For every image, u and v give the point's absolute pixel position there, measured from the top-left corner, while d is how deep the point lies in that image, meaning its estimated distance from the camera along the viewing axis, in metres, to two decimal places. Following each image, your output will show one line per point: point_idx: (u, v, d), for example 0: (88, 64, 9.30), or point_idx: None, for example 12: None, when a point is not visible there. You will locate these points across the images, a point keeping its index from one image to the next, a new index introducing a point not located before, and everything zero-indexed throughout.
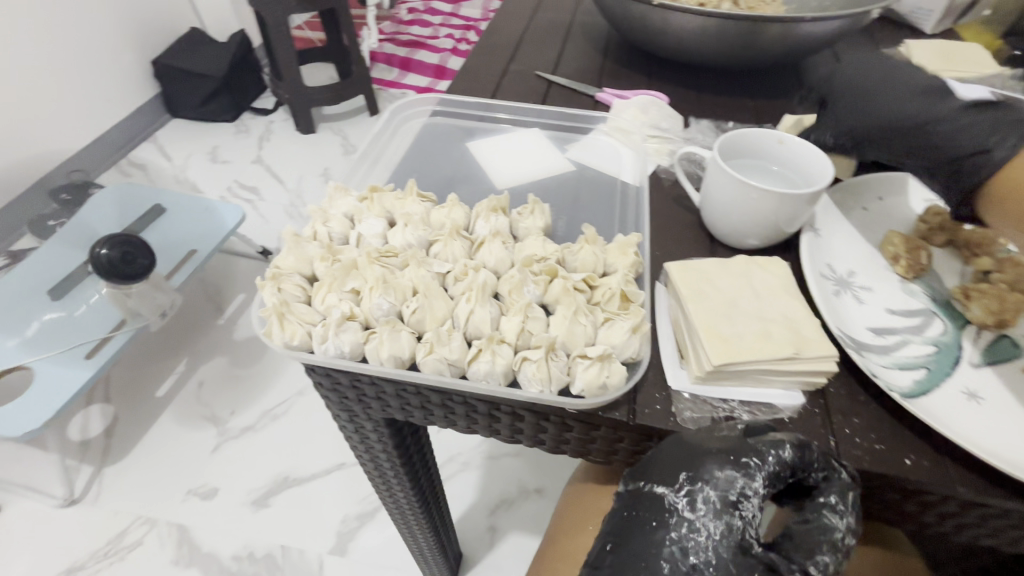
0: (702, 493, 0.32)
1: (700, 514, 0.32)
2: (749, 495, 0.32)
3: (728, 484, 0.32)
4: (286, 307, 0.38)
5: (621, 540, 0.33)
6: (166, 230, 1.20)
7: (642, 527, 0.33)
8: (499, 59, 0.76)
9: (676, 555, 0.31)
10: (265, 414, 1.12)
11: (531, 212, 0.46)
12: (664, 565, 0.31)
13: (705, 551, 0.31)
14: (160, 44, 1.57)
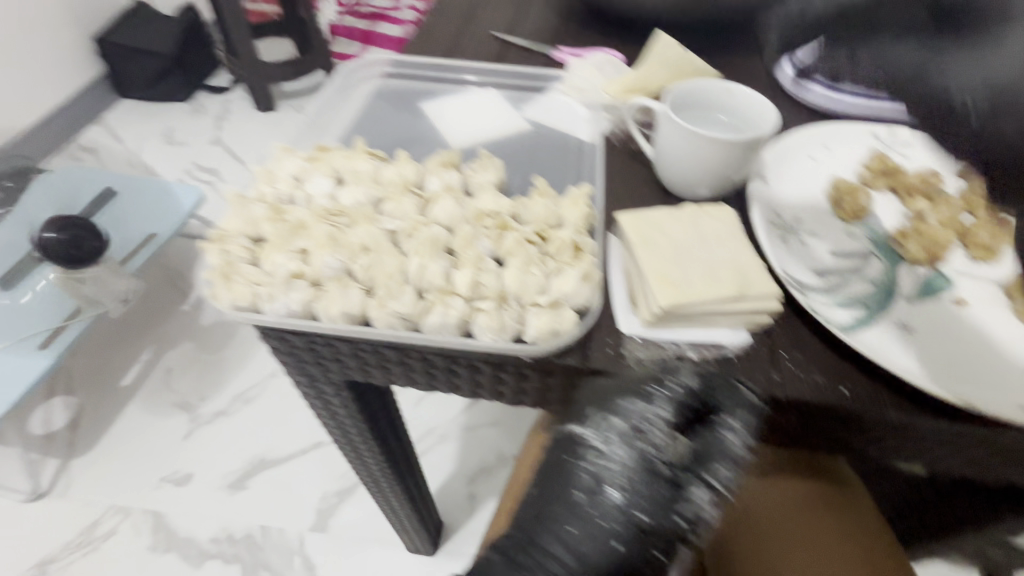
0: (612, 427, 0.34)
1: (612, 445, 0.34)
2: (652, 420, 0.34)
3: (636, 415, 0.34)
4: (231, 269, 0.38)
5: (547, 479, 0.36)
6: (119, 213, 1.15)
7: (561, 465, 0.35)
8: (455, 20, 0.74)
9: (591, 482, 0.34)
10: (237, 398, 1.10)
11: (483, 166, 0.46)
12: (581, 492, 0.34)
13: (617, 476, 0.33)
14: (102, 19, 1.48)
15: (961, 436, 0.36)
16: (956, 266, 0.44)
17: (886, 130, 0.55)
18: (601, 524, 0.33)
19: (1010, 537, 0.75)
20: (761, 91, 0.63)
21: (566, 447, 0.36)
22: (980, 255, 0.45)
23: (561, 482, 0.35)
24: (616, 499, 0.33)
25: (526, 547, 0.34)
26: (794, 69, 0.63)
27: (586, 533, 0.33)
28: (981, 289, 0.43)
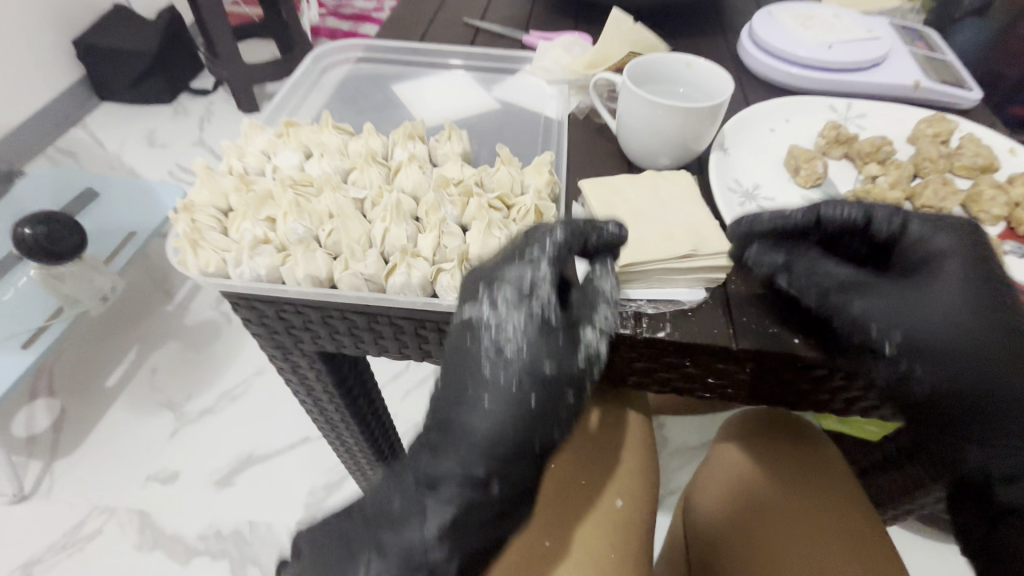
0: (499, 293, 0.35)
1: (504, 313, 0.34)
2: (536, 278, 0.35)
3: (515, 277, 0.35)
4: (198, 236, 0.38)
5: (448, 363, 0.36)
6: (101, 216, 1.14)
7: (459, 345, 0.35)
8: (430, 7, 0.75)
9: (492, 351, 0.34)
10: (223, 396, 1.10)
11: (449, 138, 0.47)
12: (485, 365, 0.34)
13: (517, 338, 0.34)
14: (82, 21, 1.46)
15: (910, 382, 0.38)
16: None
17: (844, 104, 0.57)
18: (520, 388, 0.34)
19: None
20: (725, 69, 0.65)
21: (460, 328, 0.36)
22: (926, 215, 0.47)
23: (469, 359, 0.35)
24: (521, 358, 0.34)
25: (449, 429, 0.34)
26: (757, 47, 0.63)
27: (508, 398, 0.34)
28: None
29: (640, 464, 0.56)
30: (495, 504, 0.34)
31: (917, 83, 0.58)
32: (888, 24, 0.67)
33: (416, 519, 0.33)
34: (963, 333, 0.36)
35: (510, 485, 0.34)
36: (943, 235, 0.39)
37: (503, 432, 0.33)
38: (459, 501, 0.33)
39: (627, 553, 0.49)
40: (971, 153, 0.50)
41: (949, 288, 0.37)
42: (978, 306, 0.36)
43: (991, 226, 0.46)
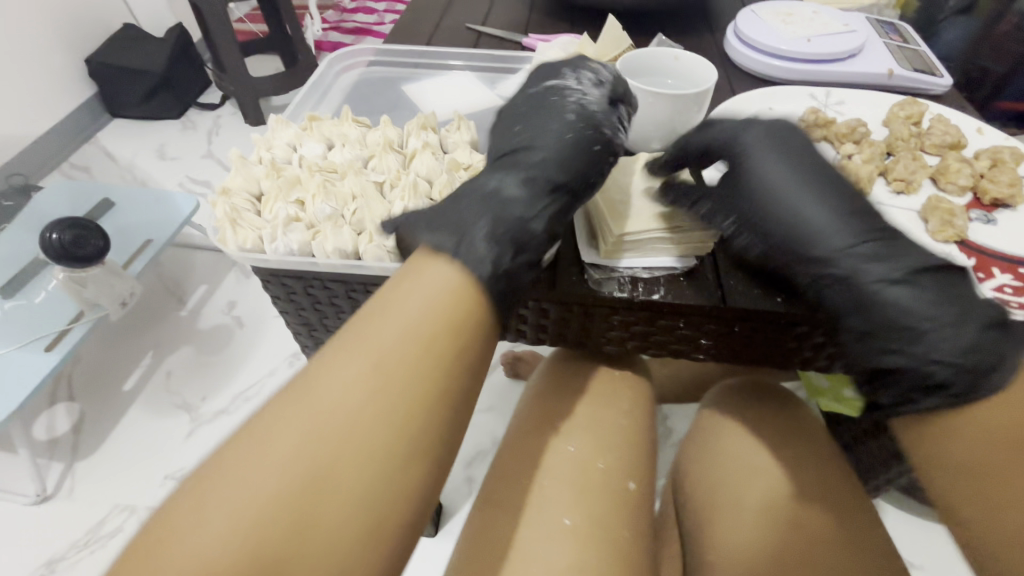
0: (584, 75, 0.46)
1: (587, 86, 0.46)
2: (608, 74, 0.47)
3: (582, 85, 0.46)
4: (237, 215, 0.43)
5: (526, 122, 0.45)
6: (120, 221, 1.11)
7: (529, 115, 0.45)
8: (433, 15, 0.79)
9: (576, 105, 0.45)
10: (237, 397, 1.04)
11: (457, 127, 0.52)
12: (569, 111, 0.44)
13: (594, 102, 0.45)
14: (93, 39, 1.48)
15: None
16: (879, 199, 0.50)
17: (823, 92, 0.62)
18: (569, 141, 0.43)
19: None
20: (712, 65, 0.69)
21: (535, 103, 0.46)
22: (900, 187, 0.51)
23: (539, 122, 0.44)
24: (573, 125, 0.44)
25: (505, 165, 0.42)
26: (742, 43, 0.68)
27: (560, 146, 0.43)
28: (902, 216, 0.49)
29: (643, 447, 0.60)
30: (534, 246, 0.40)
31: (891, 71, 0.63)
32: (863, 19, 0.71)
33: (469, 236, 0.38)
34: (809, 218, 0.40)
35: (551, 211, 0.41)
36: (758, 131, 0.43)
37: (550, 166, 0.42)
38: (510, 217, 0.39)
39: (638, 535, 0.53)
40: (939, 132, 0.54)
41: (764, 173, 0.41)
42: (807, 184, 0.41)
43: (959, 196, 0.50)
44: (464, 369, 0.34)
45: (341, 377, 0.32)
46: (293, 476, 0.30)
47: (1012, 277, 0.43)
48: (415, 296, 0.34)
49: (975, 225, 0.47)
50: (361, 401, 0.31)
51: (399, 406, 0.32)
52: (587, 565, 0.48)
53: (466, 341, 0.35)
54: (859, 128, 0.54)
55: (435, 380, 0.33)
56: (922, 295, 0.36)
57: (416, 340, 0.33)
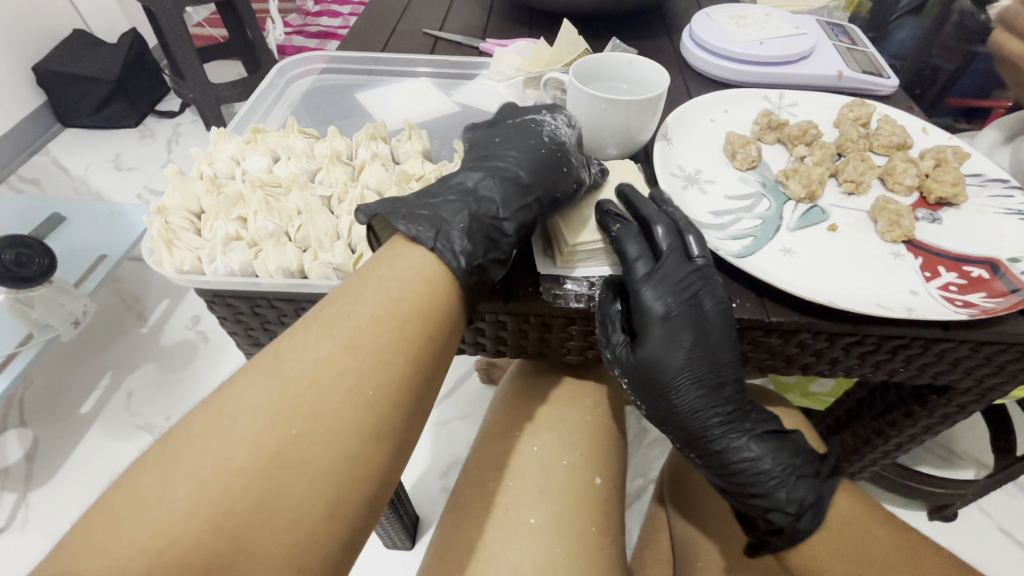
0: (554, 111, 0.49)
1: (556, 118, 0.48)
2: (571, 116, 0.50)
3: (557, 119, 0.49)
4: (172, 236, 0.42)
5: (503, 144, 0.46)
6: (70, 238, 1.04)
7: (506, 133, 0.48)
8: (389, 20, 0.77)
9: (550, 131, 0.47)
10: None
11: (409, 137, 0.51)
12: (544, 134, 0.46)
13: (563, 131, 0.47)
14: (39, 46, 1.39)
15: (833, 333, 0.42)
16: (831, 201, 0.51)
17: (776, 94, 0.62)
18: (541, 155, 0.44)
19: (918, 465, 0.84)
20: (669, 68, 0.69)
21: (510, 127, 0.49)
22: (851, 189, 0.51)
23: (515, 138, 0.46)
24: (546, 143, 0.46)
25: (478, 168, 0.44)
26: (698, 46, 0.68)
27: (534, 156, 0.44)
28: (852, 217, 0.49)
29: (605, 444, 0.59)
30: (505, 244, 0.41)
31: (841, 73, 0.64)
32: (814, 21, 0.72)
33: (448, 229, 0.39)
34: (672, 393, 0.43)
35: (521, 209, 0.42)
36: (662, 297, 0.42)
37: (522, 171, 0.43)
38: (484, 214, 0.41)
39: (604, 530, 0.53)
40: (887, 133, 0.56)
41: (648, 345, 0.43)
42: (683, 365, 0.42)
43: (906, 195, 0.51)
44: (432, 344, 0.37)
45: (311, 352, 0.33)
46: (261, 444, 0.31)
47: (955, 275, 0.44)
48: (388, 281, 0.36)
49: (922, 225, 0.48)
50: (330, 375, 0.33)
51: (366, 380, 0.33)
52: (553, 563, 0.48)
53: (433, 321, 0.37)
54: (810, 129, 0.55)
55: (402, 359, 0.35)
56: (749, 466, 0.44)
57: (385, 322, 0.35)
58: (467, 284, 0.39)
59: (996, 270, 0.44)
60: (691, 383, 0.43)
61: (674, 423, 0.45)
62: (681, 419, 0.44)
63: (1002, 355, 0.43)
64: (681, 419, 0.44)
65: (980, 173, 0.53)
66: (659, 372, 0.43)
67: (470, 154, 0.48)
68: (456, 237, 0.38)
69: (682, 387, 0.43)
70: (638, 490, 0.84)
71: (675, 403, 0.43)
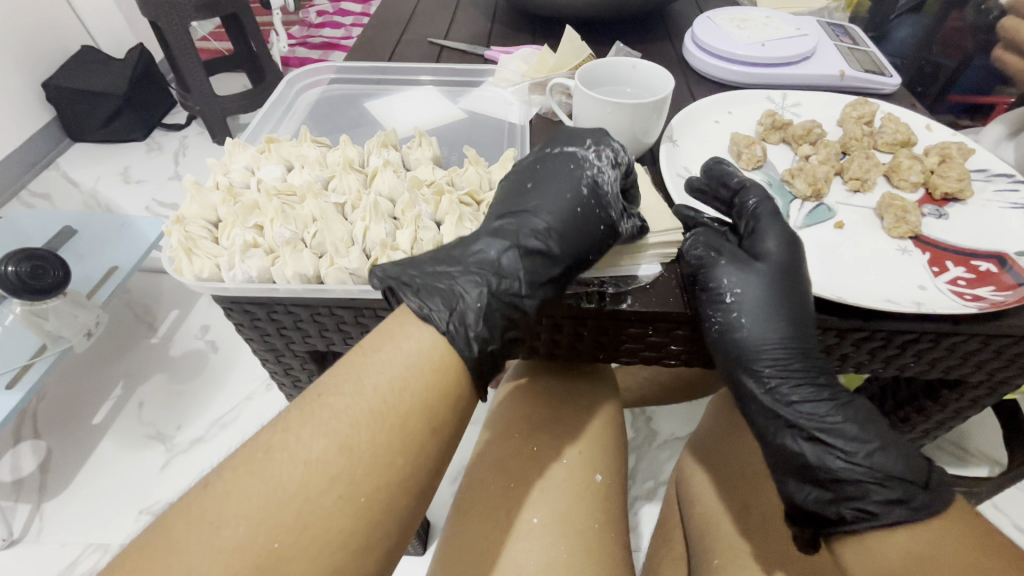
0: (604, 148, 0.46)
1: (603, 162, 0.45)
2: (624, 154, 0.46)
3: (601, 159, 0.46)
4: (192, 244, 0.43)
5: (537, 184, 0.45)
6: (81, 250, 1.06)
7: (541, 177, 0.45)
8: (395, 30, 0.78)
9: (590, 183, 0.44)
10: (214, 423, 0.97)
11: (419, 144, 0.52)
12: (583, 188, 0.44)
13: (605, 184, 0.45)
14: (49, 62, 1.42)
15: (850, 330, 0.43)
16: (837, 199, 0.52)
17: (780, 95, 0.63)
18: (578, 222, 0.43)
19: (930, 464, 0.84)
20: (673, 71, 0.70)
21: (549, 162, 0.46)
22: (857, 186, 0.52)
23: (550, 185, 0.45)
24: (583, 203, 0.44)
25: (503, 234, 0.42)
26: (700, 49, 0.69)
27: (566, 220, 0.43)
28: (859, 213, 0.50)
29: (610, 444, 0.60)
30: (521, 321, 0.41)
31: (843, 72, 0.65)
32: (815, 22, 0.73)
33: (462, 309, 0.39)
34: (768, 339, 0.42)
35: (546, 285, 0.42)
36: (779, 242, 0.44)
37: (549, 239, 0.42)
38: (504, 292, 0.40)
39: (607, 526, 0.53)
40: (890, 131, 0.56)
41: (757, 288, 0.43)
42: (791, 313, 0.42)
43: (912, 191, 0.52)
44: (430, 445, 0.36)
45: (304, 451, 0.33)
46: (240, 554, 0.30)
47: (964, 269, 0.44)
48: (392, 369, 0.36)
49: (928, 220, 0.49)
50: (322, 479, 0.33)
51: (358, 487, 0.34)
52: (557, 561, 0.49)
53: (437, 417, 0.36)
54: (814, 129, 0.56)
55: (400, 460, 0.35)
56: (843, 429, 0.41)
57: (381, 423, 0.35)
58: (477, 368, 0.39)
59: (1004, 263, 0.44)
60: (798, 323, 0.42)
61: (769, 361, 0.42)
62: (780, 359, 0.42)
63: (1013, 349, 0.43)
64: (778, 357, 0.42)
65: (985, 168, 0.53)
66: (763, 307, 0.43)
67: (499, 202, 0.46)
68: (472, 323, 0.38)
69: (786, 327, 0.42)
70: (650, 492, 0.83)
71: (775, 338, 0.42)
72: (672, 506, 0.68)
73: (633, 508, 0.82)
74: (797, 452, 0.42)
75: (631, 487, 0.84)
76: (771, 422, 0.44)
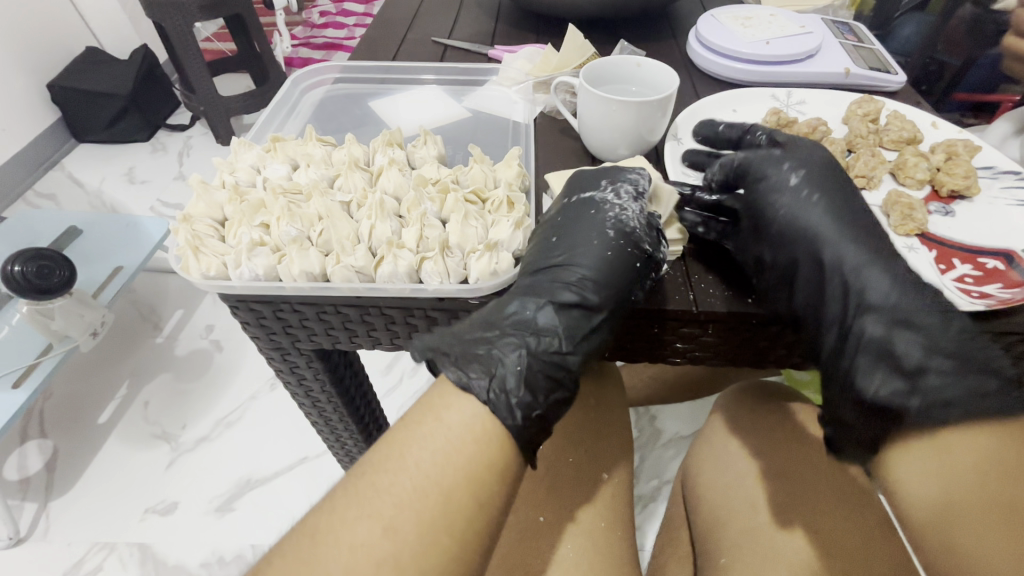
0: (621, 186, 0.45)
1: (625, 199, 0.44)
2: (644, 182, 0.46)
3: (621, 196, 0.44)
4: (199, 242, 0.43)
5: (563, 236, 0.44)
6: (87, 250, 1.06)
7: (566, 232, 0.44)
8: (398, 30, 0.78)
9: (616, 223, 0.43)
10: (219, 423, 0.97)
11: (424, 142, 0.53)
12: (609, 230, 0.43)
13: (633, 220, 0.43)
14: (54, 63, 1.42)
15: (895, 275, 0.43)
16: None
17: (784, 93, 0.63)
18: (618, 270, 0.42)
19: None
20: (677, 69, 0.70)
21: (568, 213, 0.45)
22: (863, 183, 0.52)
23: (577, 236, 0.43)
24: (621, 250, 0.42)
25: (537, 291, 0.41)
26: (704, 47, 0.69)
27: (601, 264, 0.42)
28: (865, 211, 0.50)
29: (619, 444, 0.59)
30: (568, 380, 0.40)
31: (848, 70, 0.64)
32: (820, 20, 0.73)
33: (503, 375, 0.38)
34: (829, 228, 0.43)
35: (587, 336, 0.41)
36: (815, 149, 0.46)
37: (588, 288, 0.41)
38: (545, 351, 0.39)
39: (615, 523, 0.53)
40: (896, 129, 0.56)
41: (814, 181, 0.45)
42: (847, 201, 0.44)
43: (918, 189, 0.51)
44: (479, 519, 0.35)
45: (350, 536, 0.33)
46: None
47: (970, 266, 0.44)
48: (434, 444, 0.36)
49: (935, 218, 0.48)
50: (367, 564, 0.33)
51: (406, 571, 0.33)
52: (564, 559, 0.49)
53: (481, 491, 0.35)
54: (819, 127, 0.56)
55: (448, 540, 0.34)
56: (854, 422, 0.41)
57: (426, 502, 0.34)
58: (524, 435, 0.38)
59: (1011, 261, 0.44)
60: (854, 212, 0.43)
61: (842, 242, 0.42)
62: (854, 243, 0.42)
63: None
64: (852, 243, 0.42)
65: (991, 166, 0.53)
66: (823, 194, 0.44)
67: (526, 259, 0.44)
68: (512, 388, 0.37)
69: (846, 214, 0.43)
70: (654, 491, 0.83)
71: (841, 223, 0.43)
72: (678, 505, 0.68)
73: (637, 508, 0.81)
74: (879, 338, 0.39)
75: (636, 487, 0.84)
76: (850, 305, 0.41)
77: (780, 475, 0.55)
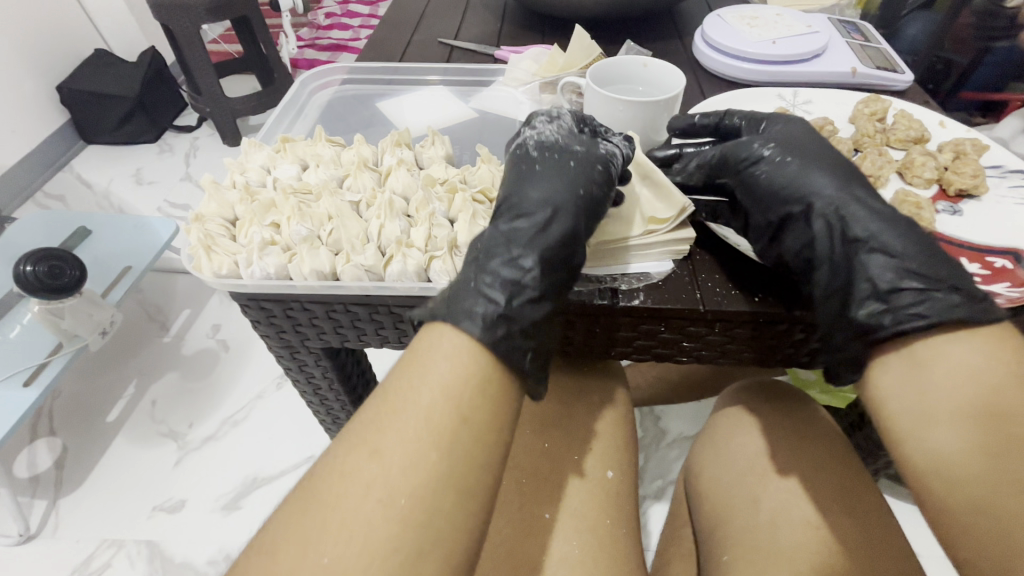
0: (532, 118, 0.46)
1: (539, 125, 0.46)
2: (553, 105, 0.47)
3: (536, 123, 0.46)
4: (211, 242, 0.44)
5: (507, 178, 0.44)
6: (96, 250, 1.07)
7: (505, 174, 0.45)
8: (405, 31, 0.79)
9: (535, 144, 0.44)
10: (225, 421, 0.98)
11: (432, 143, 0.53)
12: (532, 151, 0.44)
13: (553, 135, 0.45)
14: (63, 66, 1.44)
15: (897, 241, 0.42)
16: None
17: (791, 92, 0.63)
18: (552, 175, 0.42)
19: None
20: (683, 70, 0.70)
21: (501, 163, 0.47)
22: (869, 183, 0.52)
23: (511, 172, 0.44)
24: (551, 159, 0.43)
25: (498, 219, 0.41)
26: (710, 47, 0.69)
27: (540, 180, 0.42)
28: None
29: (624, 444, 0.60)
30: (530, 283, 0.38)
31: (854, 69, 0.64)
32: (827, 19, 0.73)
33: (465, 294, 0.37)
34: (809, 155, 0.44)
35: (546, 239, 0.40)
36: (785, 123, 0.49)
37: (533, 200, 0.41)
38: (502, 264, 0.39)
39: (621, 521, 0.53)
40: (903, 128, 0.56)
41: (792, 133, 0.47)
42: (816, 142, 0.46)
43: (925, 188, 0.52)
44: (464, 434, 0.33)
45: (338, 464, 0.33)
46: None
47: (978, 265, 0.44)
48: (407, 370, 0.36)
49: (942, 217, 0.49)
50: (358, 488, 0.32)
51: (396, 490, 0.32)
52: (570, 556, 0.49)
53: (461, 403, 0.34)
54: (825, 127, 0.57)
55: (435, 454, 0.32)
56: None
57: (407, 419, 0.33)
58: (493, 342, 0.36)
59: (1019, 260, 0.44)
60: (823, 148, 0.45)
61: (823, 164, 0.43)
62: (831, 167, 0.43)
63: None
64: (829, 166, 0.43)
65: (999, 165, 0.53)
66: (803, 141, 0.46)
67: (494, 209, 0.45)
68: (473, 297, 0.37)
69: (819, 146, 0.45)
70: (658, 491, 0.83)
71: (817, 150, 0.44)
72: (683, 504, 0.68)
73: (641, 508, 0.82)
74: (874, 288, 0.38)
75: (641, 486, 0.84)
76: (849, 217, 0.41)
77: (782, 470, 0.55)
